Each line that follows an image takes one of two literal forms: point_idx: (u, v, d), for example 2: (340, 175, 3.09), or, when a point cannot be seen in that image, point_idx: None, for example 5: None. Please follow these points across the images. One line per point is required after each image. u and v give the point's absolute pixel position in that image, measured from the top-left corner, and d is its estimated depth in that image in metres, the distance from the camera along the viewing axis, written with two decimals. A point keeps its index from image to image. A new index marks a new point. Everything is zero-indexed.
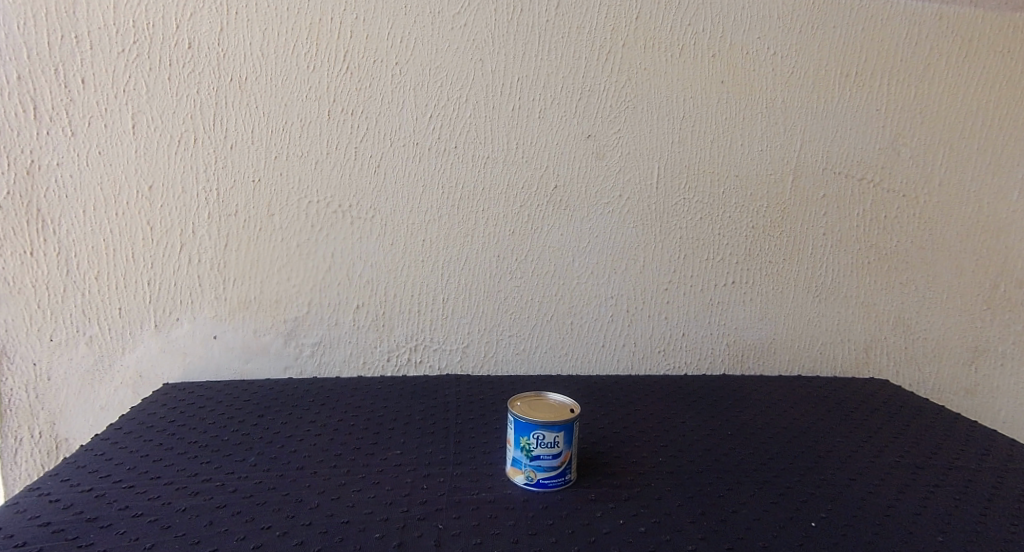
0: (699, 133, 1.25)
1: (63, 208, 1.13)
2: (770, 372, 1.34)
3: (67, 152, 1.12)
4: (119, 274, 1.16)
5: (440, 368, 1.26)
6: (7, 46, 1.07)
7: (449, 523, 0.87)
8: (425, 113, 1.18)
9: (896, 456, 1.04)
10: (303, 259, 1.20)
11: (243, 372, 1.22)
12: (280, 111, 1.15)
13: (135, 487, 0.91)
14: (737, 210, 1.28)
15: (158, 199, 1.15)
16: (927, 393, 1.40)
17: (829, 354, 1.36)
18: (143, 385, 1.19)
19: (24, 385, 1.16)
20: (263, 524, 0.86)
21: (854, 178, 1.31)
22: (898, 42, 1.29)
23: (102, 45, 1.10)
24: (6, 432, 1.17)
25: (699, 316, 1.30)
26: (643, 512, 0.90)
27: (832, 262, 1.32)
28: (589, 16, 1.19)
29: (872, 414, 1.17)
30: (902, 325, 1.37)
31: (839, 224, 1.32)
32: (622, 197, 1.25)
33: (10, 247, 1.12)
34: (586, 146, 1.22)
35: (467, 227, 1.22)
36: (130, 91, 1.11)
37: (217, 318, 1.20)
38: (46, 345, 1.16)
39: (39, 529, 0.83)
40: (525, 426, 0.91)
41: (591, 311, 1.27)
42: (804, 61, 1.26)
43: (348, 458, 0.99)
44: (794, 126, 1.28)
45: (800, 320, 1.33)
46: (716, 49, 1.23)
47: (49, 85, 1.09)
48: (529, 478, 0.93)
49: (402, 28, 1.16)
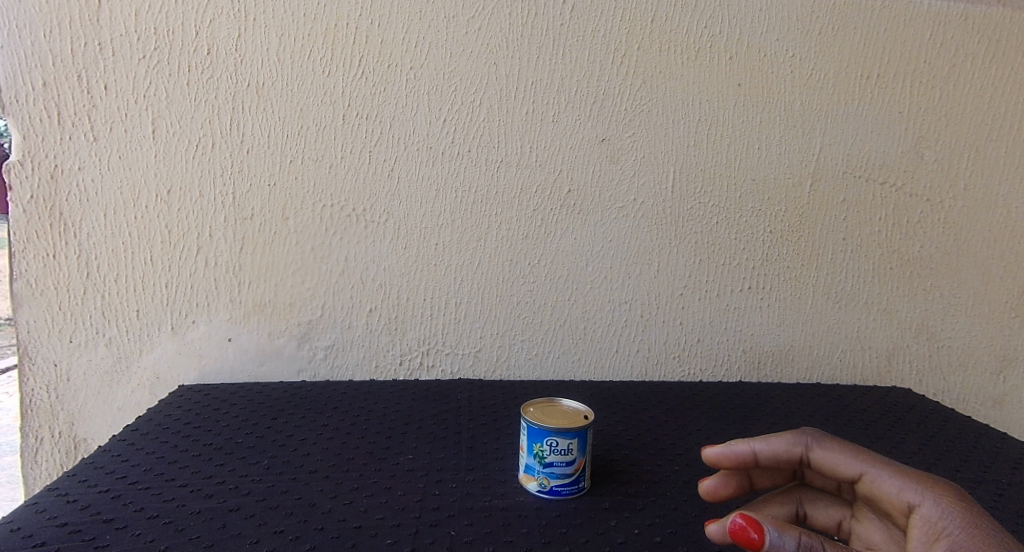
0: (715, 137, 1.23)
1: (84, 211, 1.15)
2: (787, 379, 1.32)
3: (89, 156, 1.14)
4: (137, 277, 1.18)
5: (453, 373, 1.26)
6: (33, 53, 1.10)
7: (462, 530, 0.86)
8: (439, 117, 1.18)
9: (919, 469, 1.02)
10: (317, 263, 1.20)
11: (257, 375, 1.23)
12: (296, 116, 1.16)
13: (151, 489, 0.91)
14: (755, 214, 1.26)
15: (175, 203, 1.16)
16: (953, 403, 1.37)
17: (848, 362, 1.33)
18: (159, 387, 1.21)
19: (45, 386, 1.18)
20: (275, 528, 0.86)
21: (876, 183, 1.28)
22: (921, 43, 1.26)
23: (124, 51, 1.12)
24: (27, 432, 1.19)
25: (715, 321, 1.29)
26: (659, 523, 0.89)
27: (852, 267, 1.30)
28: (604, 19, 1.19)
29: (895, 425, 1.15)
30: (926, 332, 1.34)
31: (860, 229, 1.29)
32: (637, 200, 1.23)
33: (32, 250, 1.14)
34: (600, 149, 1.21)
35: (481, 231, 1.22)
36: (150, 96, 1.13)
37: (233, 321, 1.21)
38: (67, 345, 1.18)
39: (56, 529, 0.83)
40: (538, 432, 0.90)
41: (604, 315, 1.26)
42: (824, 62, 1.24)
43: (360, 463, 0.98)
44: (814, 129, 1.26)
45: (818, 326, 1.31)
46: (734, 50, 1.22)
47: (72, 92, 1.12)
48: (542, 485, 0.92)
49: (416, 33, 1.16)
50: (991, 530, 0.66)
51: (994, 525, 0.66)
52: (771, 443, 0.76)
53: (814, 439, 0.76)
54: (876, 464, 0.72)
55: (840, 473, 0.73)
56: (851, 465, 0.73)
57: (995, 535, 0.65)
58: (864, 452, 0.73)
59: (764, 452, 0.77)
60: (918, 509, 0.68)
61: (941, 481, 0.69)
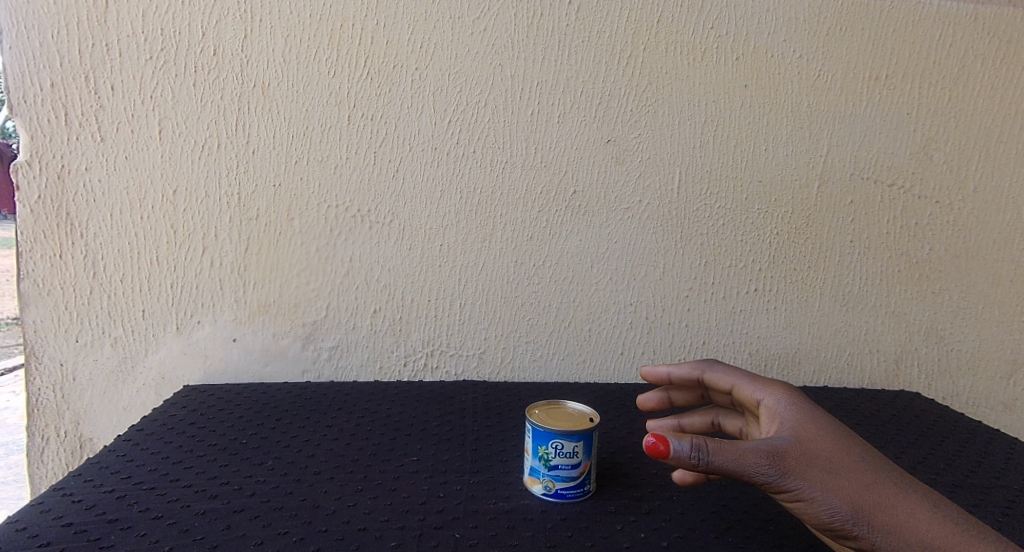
0: (721, 139, 1.23)
1: (90, 211, 1.15)
2: (794, 382, 1.31)
3: (96, 157, 1.14)
4: (143, 277, 1.18)
5: (457, 374, 1.26)
6: (41, 54, 1.11)
7: (466, 533, 0.86)
8: (444, 118, 1.18)
9: (928, 473, 1.01)
10: (322, 264, 1.20)
11: (262, 375, 1.23)
12: (301, 116, 1.16)
13: (156, 489, 0.91)
14: (761, 216, 1.25)
15: (181, 203, 1.17)
16: (962, 407, 1.36)
17: (856, 365, 1.32)
18: (164, 387, 1.21)
19: (51, 385, 1.19)
20: (280, 529, 0.85)
21: (884, 184, 1.27)
22: (931, 44, 1.25)
23: (131, 52, 1.12)
24: (33, 431, 1.19)
25: (721, 324, 1.28)
26: (664, 527, 0.88)
27: (860, 269, 1.29)
28: (610, 20, 1.18)
29: (904, 429, 1.14)
30: (935, 336, 1.33)
31: (868, 231, 1.28)
32: (643, 201, 1.23)
33: (39, 250, 1.15)
34: (606, 150, 1.21)
35: (485, 232, 1.21)
36: (156, 96, 1.14)
37: (237, 322, 1.21)
38: (73, 345, 1.18)
39: (61, 529, 0.83)
40: (543, 434, 0.90)
41: (609, 316, 1.26)
42: (832, 63, 1.23)
43: (365, 464, 0.98)
44: (821, 130, 1.25)
45: (825, 329, 1.30)
46: (740, 51, 1.21)
47: (79, 93, 1.12)
48: (547, 488, 0.91)
49: (422, 33, 1.16)
50: (818, 413, 0.85)
51: (823, 412, 0.85)
52: (678, 371, 0.98)
53: (709, 368, 0.98)
54: (739, 377, 0.94)
55: (722, 389, 0.96)
56: (728, 381, 0.95)
57: (820, 418, 0.84)
58: (742, 374, 0.94)
59: (676, 375, 0.98)
60: (768, 403, 0.87)
61: (784, 385, 0.90)
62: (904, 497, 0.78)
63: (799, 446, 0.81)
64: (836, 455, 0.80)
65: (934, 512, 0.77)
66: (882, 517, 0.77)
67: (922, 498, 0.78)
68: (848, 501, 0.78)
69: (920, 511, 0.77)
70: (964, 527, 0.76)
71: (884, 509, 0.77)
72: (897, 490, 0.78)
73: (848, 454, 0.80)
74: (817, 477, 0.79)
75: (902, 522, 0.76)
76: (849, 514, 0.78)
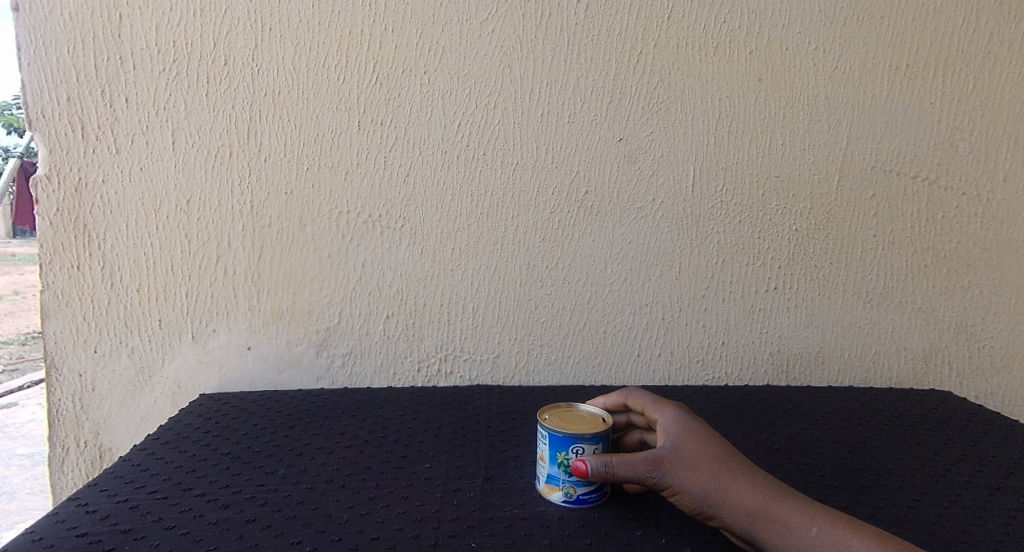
0: (736, 135, 1.20)
1: (107, 222, 1.16)
2: (819, 383, 1.28)
3: (112, 169, 1.15)
4: (159, 287, 1.19)
5: (472, 379, 1.25)
6: (58, 70, 1.12)
7: (482, 541, 0.84)
8: (453, 121, 1.17)
9: (964, 475, 0.96)
10: (335, 270, 1.20)
11: (277, 383, 1.23)
12: (312, 123, 1.16)
13: (169, 499, 0.91)
14: (779, 212, 1.22)
15: (195, 212, 1.17)
16: (998, 405, 1.31)
17: (883, 364, 1.28)
18: (180, 396, 1.22)
19: (71, 396, 1.20)
20: (293, 539, 0.84)
21: (907, 177, 1.24)
22: (954, 31, 1.21)
23: (144, 64, 1.13)
24: (54, 442, 1.20)
25: (741, 324, 1.25)
26: (687, 532, 0.86)
27: (884, 264, 1.25)
28: (620, 17, 1.16)
29: (938, 429, 1.09)
30: (966, 332, 1.28)
31: (891, 225, 1.24)
32: (656, 200, 1.21)
33: (58, 262, 1.16)
34: (617, 149, 1.19)
35: (496, 235, 1.20)
36: (169, 108, 1.15)
37: (252, 329, 1.21)
38: (92, 356, 1.19)
39: (76, 539, 0.83)
40: (561, 440, 0.87)
41: (625, 318, 1.23)
42: (849, 54, 1.20)
43: (378, 472, 0.97)
44: (840, 122, 1.21)
45: (849, 328, 1.26)
46: (753, 45, 1.19)
47: (95, 106, 1.14)
48: (568, 494, 0.89)
49: (429, 37, 1.15)
50: (687, 417, 0.89)
51: (695, 415, 0.90)
52: (603, 402, 0.98)
53: (628, 394, 0.96)
54: (650, 399, 0.94)
55: (637, 412, 0.95)
56: (638, 403, 0.94)
57: (687, 420, 0.89)
58: (652, 397, 0.94)
59: (610, 404, 0.97)
60: (655, 417, 0.91)
61: (676, 403, 0.92)
62: (740, 478, 0.83)
63: (668, 445, 0.86)
64: (692, 446, 0.86)
65: (760, 484, 0.83)
66: (725, 497, 0.83)
67: (753, 476, 0.84)
68: (702, 486, 0.83)
69: (750, 485, 0.83)
70: (783, 492, 0.82)
71: (726, 488, 0.83)
72: (735, 470, 0.84)
73: (703, 446, 0.86)
74: (679, 469, 0.84)
75: (737, 497, 0.82)
76: (703, 498, 0.83)
